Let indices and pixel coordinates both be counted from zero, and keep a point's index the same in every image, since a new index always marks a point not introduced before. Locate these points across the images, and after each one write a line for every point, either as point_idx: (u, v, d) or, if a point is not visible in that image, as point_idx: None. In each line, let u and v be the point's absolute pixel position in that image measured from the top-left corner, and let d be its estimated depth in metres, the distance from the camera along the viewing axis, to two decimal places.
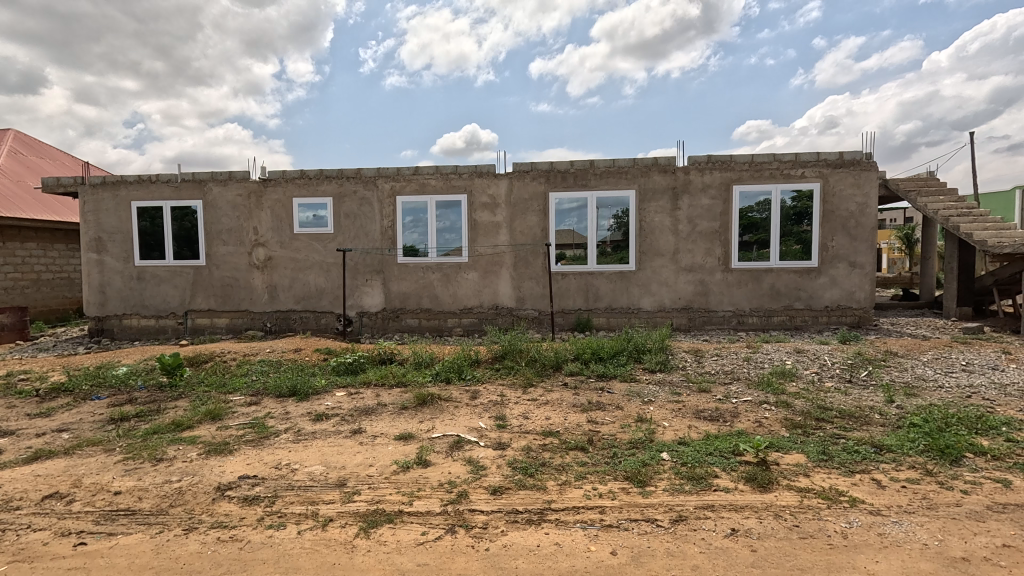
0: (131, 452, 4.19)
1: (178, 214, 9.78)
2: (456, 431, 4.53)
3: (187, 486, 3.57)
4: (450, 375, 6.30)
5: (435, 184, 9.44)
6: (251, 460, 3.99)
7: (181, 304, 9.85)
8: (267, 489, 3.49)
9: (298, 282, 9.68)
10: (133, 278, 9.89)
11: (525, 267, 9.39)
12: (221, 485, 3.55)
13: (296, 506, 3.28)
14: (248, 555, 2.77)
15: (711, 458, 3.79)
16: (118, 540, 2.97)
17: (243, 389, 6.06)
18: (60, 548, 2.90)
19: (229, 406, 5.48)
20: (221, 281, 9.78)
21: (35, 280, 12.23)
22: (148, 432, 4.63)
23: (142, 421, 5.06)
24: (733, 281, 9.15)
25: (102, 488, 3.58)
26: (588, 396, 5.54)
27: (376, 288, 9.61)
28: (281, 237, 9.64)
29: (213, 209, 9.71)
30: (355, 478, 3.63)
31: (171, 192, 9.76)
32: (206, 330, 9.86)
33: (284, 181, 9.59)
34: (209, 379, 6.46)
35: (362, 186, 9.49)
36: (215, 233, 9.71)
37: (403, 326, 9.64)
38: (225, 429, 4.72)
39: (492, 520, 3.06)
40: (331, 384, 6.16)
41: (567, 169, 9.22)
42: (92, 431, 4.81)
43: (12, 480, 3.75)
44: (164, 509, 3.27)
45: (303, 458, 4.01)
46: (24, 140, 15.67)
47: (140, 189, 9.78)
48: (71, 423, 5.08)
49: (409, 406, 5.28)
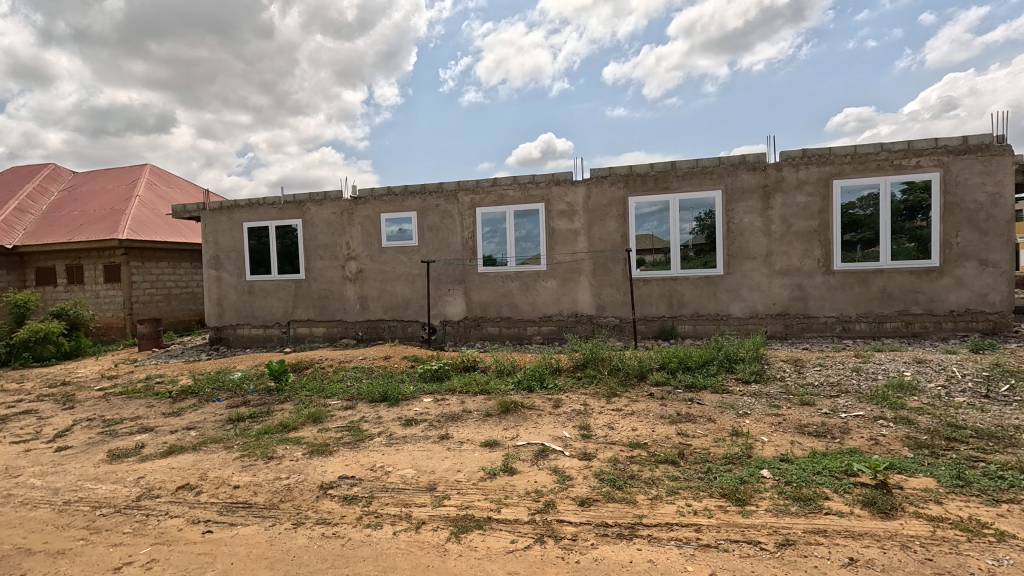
0: (247, 450, 4.60)
1: (282, 233, 10.71)
2: (540, 439, 4.52)
3: (294, 483, 3.86)
4: (532, 384, 6.31)
5: (513, 194, 9.57)
6: (349, 461, 4.24)
7: (284, 315, 10.74)
8: (364, 490, 3.68)
9: (386, 293, 10.20)
10: (245, 291, 10.94)
11: (605, 274, 9.24)
12: (323, 484, 3.80)
13: (390, 507, 3.43)
14: (350, 552, 2.92)
15: (820, 478, 3.46)
16: (238, 530, 3.25)
17: (340, 394, 6.48)
18: (192, 534, 3.24)
19: (328, 410, 5.87)
20: (318, 293, 10.55)
21: (166, 295, 13.92)
22: (260, 431, 5.08)
23: (255, 422, 5.55)
24: (836, 284, 8.39)
25: (225, 482, 3.96)
26: (676, 407, 5.30)
27: (458, 298, 9.88)
28: (370, 251, 10.24)
29: (311, 227, 10.52)
30: (445, 483, 3.73)
31: (276, 213, 10.73)
32: (306, 339, 10.66)
33: (373, 198, 10.20)
34: (310, 384, 6.97)
35: (443, 200, 9.86)
36: (313, 248, 10.51)
37: (484, 334, 9.82)
38: (325, 431, 5.06)
39: (580, 533, 3.00)
40: (419, 391, 6.40)
41: (647, 172, 8.97)
42: (214, 429, 5.37)
43: (153, 470, 4.27)
44: (276, 503, 3.56)
45: (395, 461, 4.19)
46: (158, 173, 17.98)
47: (250, 212, 10.84)
48: (198, 422, 5.70)
49: (493, 413, 5.35)
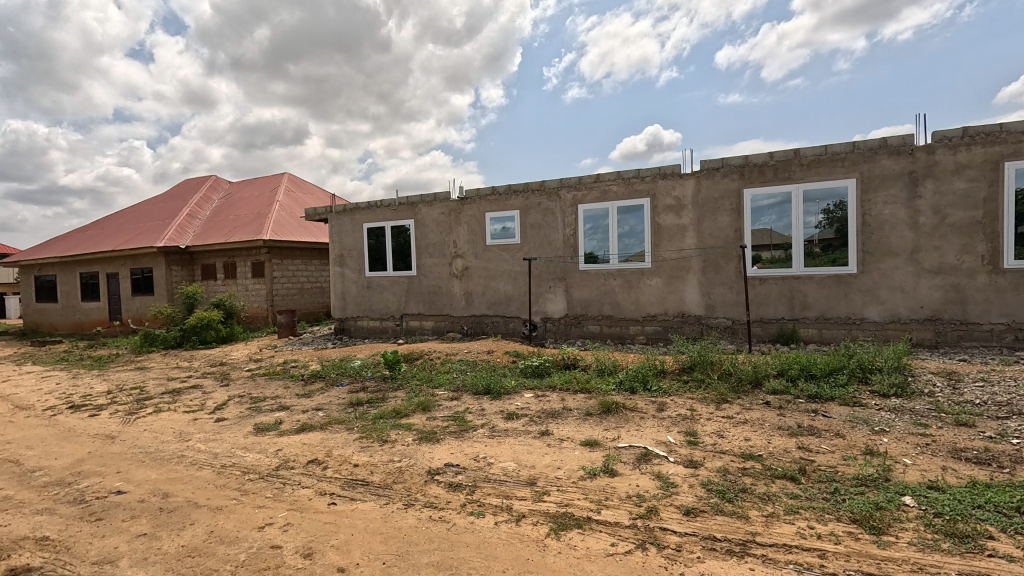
0: (365, 432, 5.03)
1: (396, 232, 11.50)
2: (643, 442, 4.39)
3: (406, 466, 4.14)
4: (634, 385, 6.13)
5: (617, 190, 9.35)
6: (454, 450, 4.45)
7: (398, 309, 11.54)
8: (468, 479, 3.84)
9: (490, 289, 10.52)
10: (364, 286, 11.93)
11: (715, 272, 8.69)
12: (431, 470, 4.04)
13: (492, 498, 3.54)
14: (455, 537, 3.07)
15: (981, 513, 2.95)
16: (358, 505, 3.57)
17: (446, 385, 6.82)
18: (320, 503, 3.62)
19: (436, 399, 6.21)
20: (428, 289, 11.18)
21: (300, 289, 15.65)
22: (376, 416, 5.52)
23: (372, 406, 6.05)
24: (1006, 285, 7.09)
25: (347, 459, 4.37)
26: (796, 419, 4.84)
27: (559, 295, 9.89)
28: (475, 249, 10.62)
29: (422, 226, 11.17)
30: (545, 479, 3.76)
31: (391, 214, 11.54)
32: (416, 332, 11.37)
33: (478, 198, 10.57)
34: (420, 375, 7.42)
35: (546, 198, 9.93)
36: (423, 247, 11.16)
37: (585, 332, 9.74)
38: (433, 419, 5.36)
39: (686, 544, 2.86)
40: (520, 386, 6.52)
41: (765, 162, 8.27)
42: (338, 411, 5.94)
43: (290, 444, 4.85)
44: (390, 484, 3.85)
45: (497, 453, 4.32)
46: (294, 181, 20.23)
47: (369, 213, 11.78)
48: (325, 403, 6.34)
49: (593, 413, 5.29)
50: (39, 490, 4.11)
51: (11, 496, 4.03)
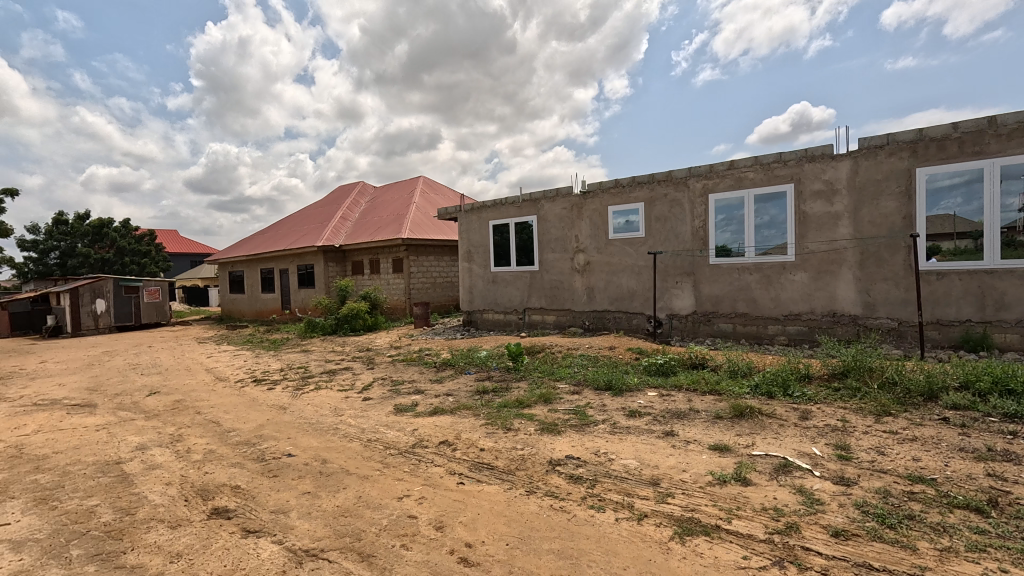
0: (490, 419, 5.29)
1: (520, 229, 11.83)
2: (781, 452, 4.01)
3: (528, 455, 4.28)
4: (772, 390, 5.60)
5: (754, 177, 8.58)
6: (575, 443, 4.48)
7: (521, 303, 11.87)
8: (589, 472, 3.85)
9: (612, 284, 10.35)
10: (490, 281, 12.45)
11: (876, 266, 7.58)
12: (552, 460, 4.12)
13: (613, 494, 3.51)
14: (576, 528, 3.10)
15: None
16: (483, 487, 3.77)
17: (568, 379, 6.88)
18: (450, 482, 3.89)
19: (557, 392, 6.30)
20: (550, 284, 11.33)
21: (433, 283, 16.87)
22: (501, 405, 5.77)
23: (497, 395, 6.33)
24: None
25: (474, 443, 4.64)
26: (985, 440, 4.04)
27: (686, 291, 9.39)
28: (597, 243, 10.51)
29: (545, 222, 11.35)
30: (669, 480, 3.63)
31: (515, 211, 11.89)
32: (539, 325, 11.60)
33: (601, 191, 10.43)
34: (542, 367, 7.58)
35: (673, 189, 9.46)
36: (546, 242, 11.33)
37: (715, 330, 9.11)
38: (554, 411, 5.45)
39: (833, 567, 2.57)
40: (643, 384, 6.34)
41: (946, 135, 6.98)
42: (466, 398, 6.32)
43: (424, 425, 5.28)
44: (513, 470, 4.01)
45: (618, 450, 4.26)
46: (429, 183, 21.78)
47: (495, 211, 12.25)
48: (455, 390, 6.79)
49: (724, 416, 4.95)
50: (233, 446, 5.00)
51: (215, 449, 4.96)
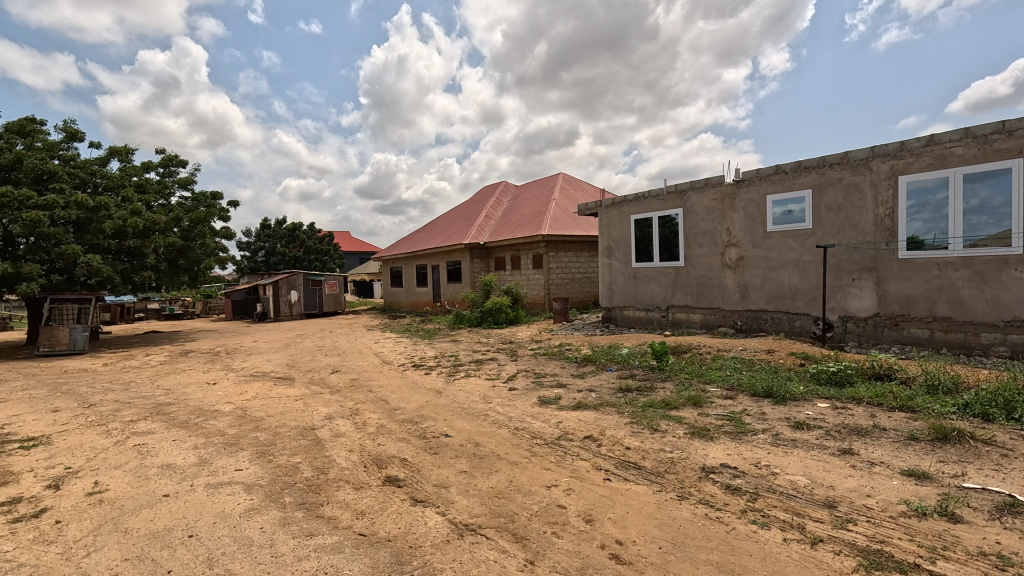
0: (636, 418, 5.17)
1: (664, 222, 11.31)
2: (1005, 488, 3.28)
3: (678, 458, 4.10)
4: (990, 411, 4.59)
5: (963, 152, 7.10)
6: (731, 451, 4.17)
7: (664, 300, 11.36)
8: (748, 484, 3.56)
9: (771, 282, 9.38)
10: (630, 277, 12.11)
11: None
12: (705, 467, 3.89)
13: (779, 511, 3.20)
14: (736, 542, 2.89)
15: None
16: (631, 486, 3.71)
17: (719, 382, 6.42)
18: (596, 477, 3.89)
19: (708, 395, 5.92)
20: (697, 280, 10.66)
21: (571, 279, 17.01)
22: (646, 404, 5.60)
23: (641, 394, 6.17)
24: None
25: (619, 441, 4.58)
26: None
27: (865, 290, 8.13)
28: (753, 236, 9.62)
29: (692, 215, 10.71)
30: (849, 504, 3.19)
31: (659, 204, 11.40)
32: (684, 324, 11.00)
33: (758, 179, 9.51)
34: (689, 368, 7.19)
35: (849, 172, 8.25)
36: (693, 236, 10.68)
37: (904, 337, 7.77)
38: (706, 416, 5.13)
39: None
40: (811, 393, 5.66)
41: None
42: (609, 395, 6.26)
43: (568, 418, 5.36)
44: (662, 473, 3.87)
45: (783, 464, 3.87)
46: (568, 179, 21.92)
47: (637, 204, 11.88)
48: (597, 386, 6.77)
49: (920, 438, 4.20)
50: (400, 423, 5.61)
51: (385, 424, 5.62)
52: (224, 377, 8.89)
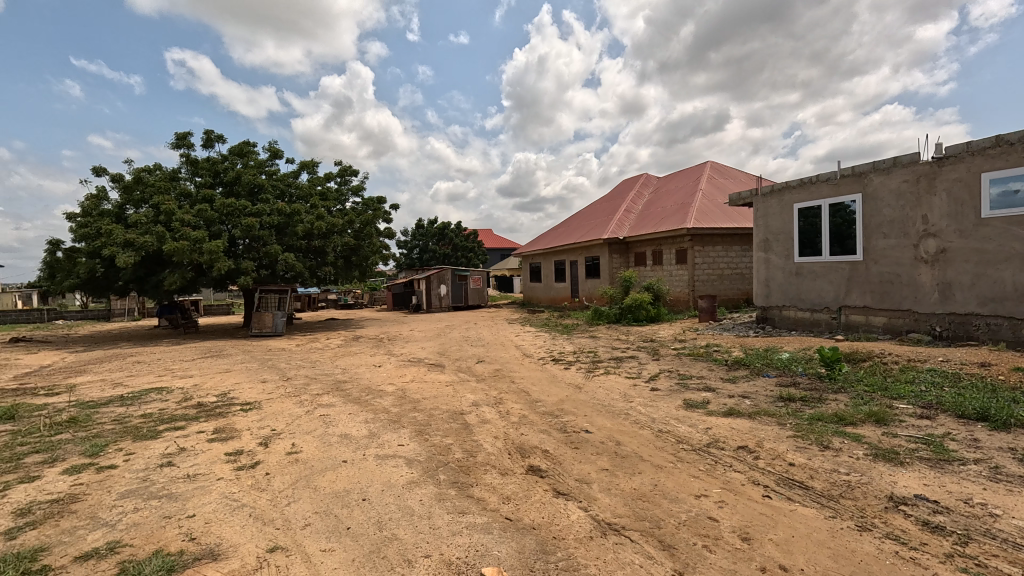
0: (800, 432, 4.61)
1: (837, 211, 9.87)
2: None
3: (856, 483, 3.55)
4: None
5: None
6: (929, 481, 3.49)
7: (835, 299, 9.93)
8: (955, 524, 2.95)
9: (986, 280, 7.67)
10: (792, 273, 10.80)
11: None
12: (894, 497, 3.31)
13: (1003, 563, 2.59)
14: None
15: None
16: (796, 507, 3.31)
17: (911, 398, 5.42)
18: (753, 492, 3.54)
19: (895, 412, 5.03)
20: (880, 278, 9.13)
21: (720, 275, 15.78)
22: (813, 417, 4.96)
23: (806, 405, 5.47)
24: None
25: (780, 455, 4.12)
26: None
27: None
28: (961, 224, 7.93)
29: (874, 201, 9.18)
30: None
31: (830, 190, 9.98)
32: (861, 328, 9.51)
33: (969, 154, 7.80)
34: (869, 380, 6.18)
35: None
36: (876, 225, 9.16)
37: None
38: (893, 437, 4.36)
39: None
40: None
41: None
42: (766, 403, 5.67)
43: (718, 425, 4.98)
44: (835, 497, 3.39)
45: (1007, 504, 3.13)
46: (717, 168, 20.32)
47: (802, 191, 10.53)
48: (752, 392, 6.17)
49: None
50: (541, 415, 5.74)
51: (527, 415, 5.80)
52: (387, 361, 10.01)
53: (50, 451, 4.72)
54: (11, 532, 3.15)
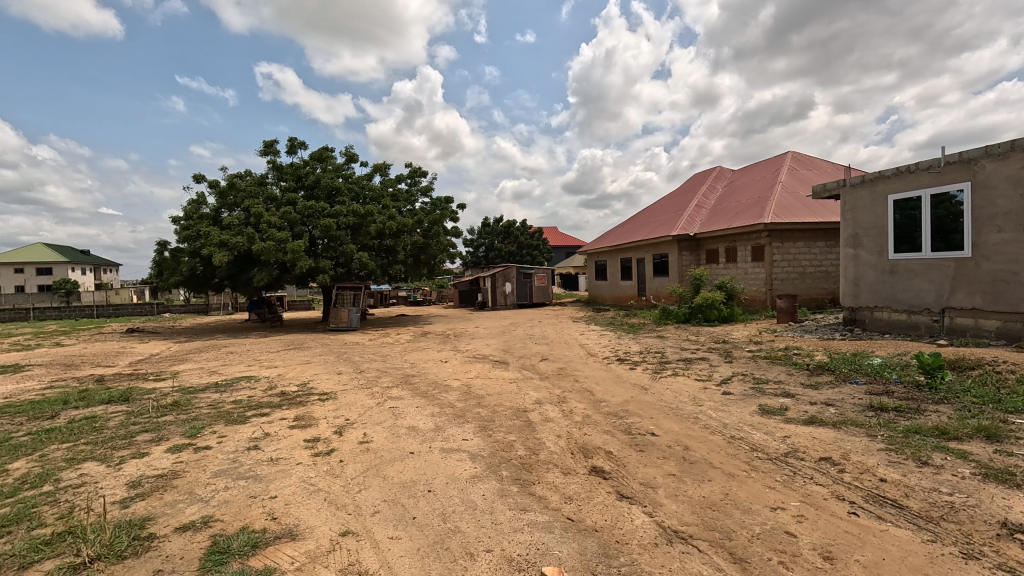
0: (893, 445, 4.21)
1: (940, 202, 8.90)
2: None
3: (961, 504, 3.18)
4: None
5: None
6: None
7: (938, 300, 8.98)
8: None
9: None
10: (885, 271, 9.87)
11: None
12: (1008, 523, 2.93)
13: None
14: None
15: None
16: (888, 528, 3.01)
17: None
18: (838, 508, 3.27)
19: (1011, 428, 4.46)
20: (993, 276, 8.15)
21: (801, 273, 14.75)
22: (909, 429, 4.51)
23: (901, 416, 4.99)
24: None
25: (869, 470, 3.79)
26: None
27: None
28: None
29: (987, 190, 8.20)
30: None
31: (932, 179, 9.02)
32: (968, 332, 8.55)
33: None
34: (978, 391, 5.52)
35: None
36: (988, 218, 8.18)
37: None
38: (1008, 455, 3.87)
39: None
40: None
41: None
42: (854, 412, 5.22)
43: (797, 434, 4.66)
44: (935, 519, 3.06)
45: None
46: (799, 158, 18.98)
47: (898, 181, 9.59)
48: (836, 400, 5.71)
49: None
50: (605, 415, 5.64)
51: (591, 414, 5.72)
52: (453, 357, 10.26)
53: (157, 431, 5.26)
54: (124, 501, 3.55)
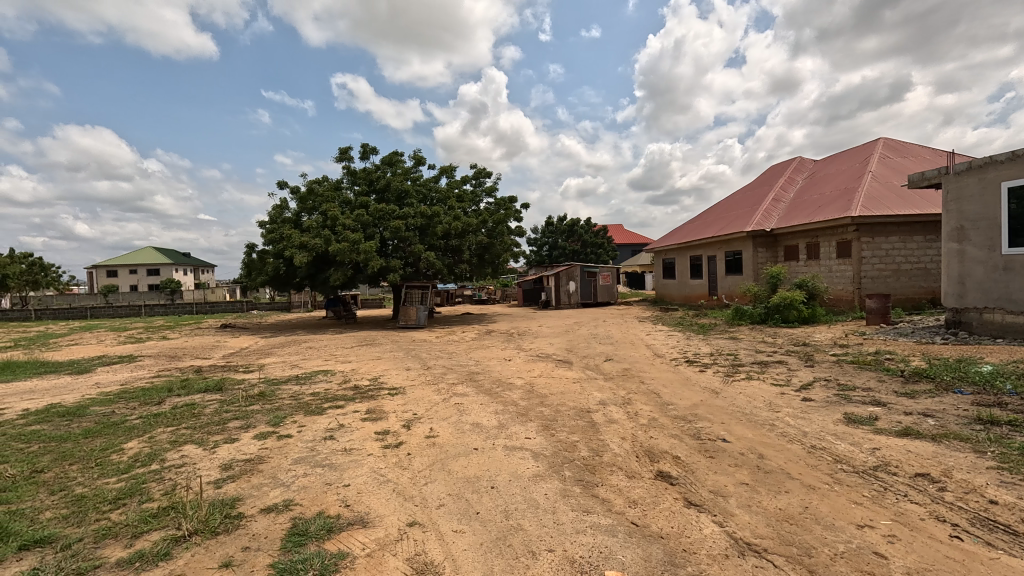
0: (1007, 463, 3.74)
1: None
2: None
3: None
4: None
5: None
6: None
7: None
8: None
9: None
10: (998, 268, 8.80)
11: None
12: None
13: None
14: None
15: None
16: (1001, 556, 2.69)
17: None
18: (937, 531, 2.96)
19: None
20: None
21: (895, 271, 13.49)
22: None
23: (1016, 431, 4.43)
24: None
25: (976, 490, 3.40)
26: None
27: None
28: None
29: None
30: None
31: None
32: None
33: None
34: None
35: None
36: None
37: None
38: None
39: None
40: None
41: None
42: (957, 425, 4.70)
43: (888, 447, 4.26)
44: None
45: None
46: (892, 145, 17.37)
47: (1014, 167, 8.53)
48: (936, 411, 5.17)
49: None
50: (672, 419, 5.45)
51: (657, 417, 5.55)
52: (517, 355, 10.33)
53: (245, 418, 5.72)
54: (217, 482, 3.89)
